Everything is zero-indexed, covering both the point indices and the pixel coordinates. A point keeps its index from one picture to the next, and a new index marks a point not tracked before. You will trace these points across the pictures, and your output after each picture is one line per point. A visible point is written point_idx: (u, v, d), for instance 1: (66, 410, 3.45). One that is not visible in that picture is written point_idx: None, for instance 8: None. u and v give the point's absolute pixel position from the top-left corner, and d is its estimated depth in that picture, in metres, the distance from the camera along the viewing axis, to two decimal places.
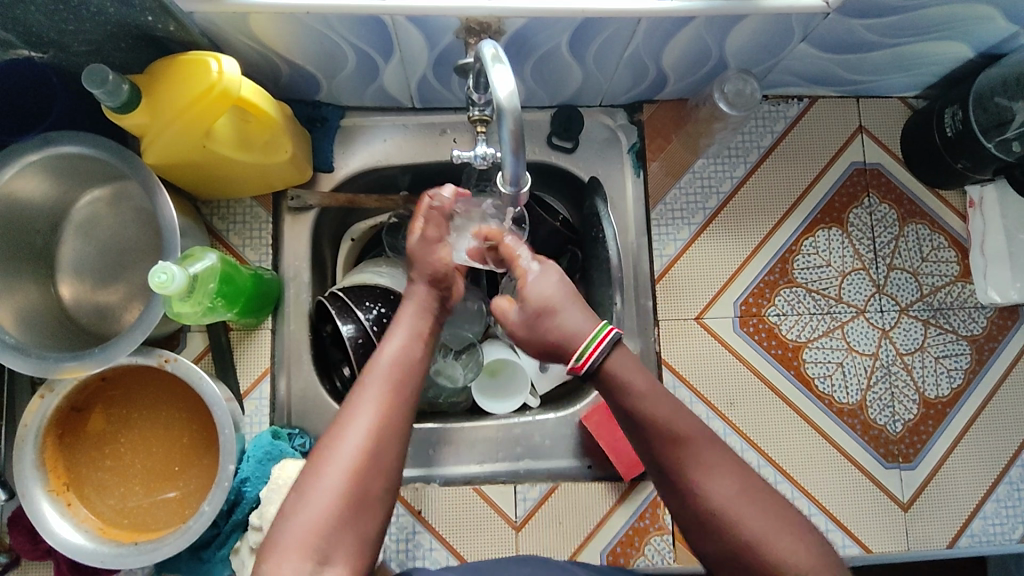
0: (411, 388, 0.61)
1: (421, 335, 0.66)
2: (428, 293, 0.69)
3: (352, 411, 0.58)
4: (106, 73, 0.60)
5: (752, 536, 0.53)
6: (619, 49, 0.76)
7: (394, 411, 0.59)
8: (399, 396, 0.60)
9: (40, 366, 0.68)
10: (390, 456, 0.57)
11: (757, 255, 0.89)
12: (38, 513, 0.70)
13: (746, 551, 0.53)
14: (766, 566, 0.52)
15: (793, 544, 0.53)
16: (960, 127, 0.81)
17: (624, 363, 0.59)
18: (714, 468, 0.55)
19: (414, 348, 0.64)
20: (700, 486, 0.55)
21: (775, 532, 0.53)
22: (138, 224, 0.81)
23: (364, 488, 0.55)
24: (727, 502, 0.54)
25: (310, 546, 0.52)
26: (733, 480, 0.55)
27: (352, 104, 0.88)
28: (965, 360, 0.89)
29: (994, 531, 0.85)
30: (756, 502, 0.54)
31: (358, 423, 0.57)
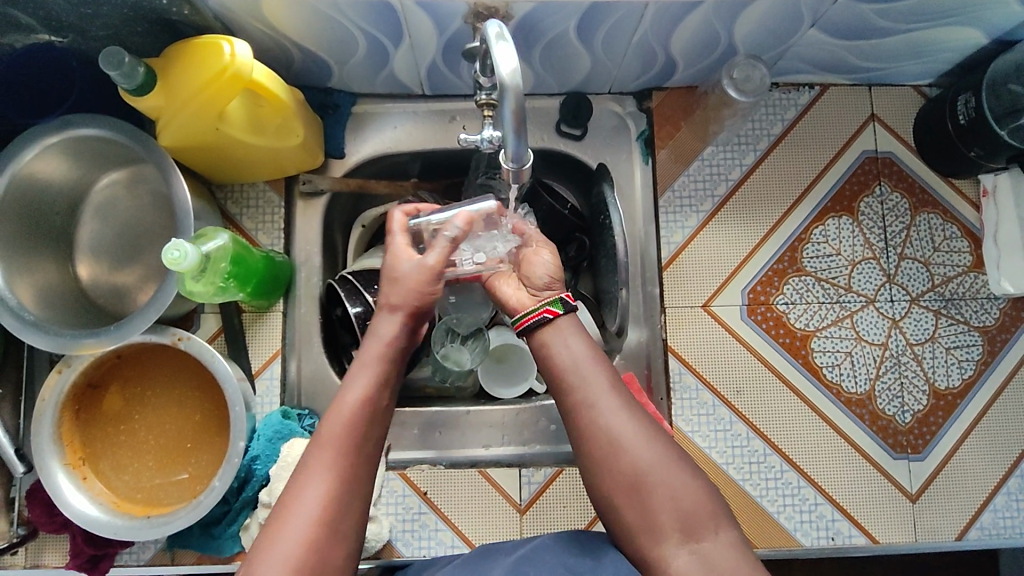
0: (358, 468, 0.56)
1: (378, 395, 0.59)
2: (397, 331, 0.61)
3: (303, 480, 0.54)
4: (122, 56, 0.62)
5: (642, 462, 0.57)
6: (627, 34, 0.76)
7: (334, 500, 0.54)
8: (345, 479, 0.55)
9: (58, 342, 0.70)
10: (344, 527, 0.54)
11: (766, 243, 0.89)
12: (54, 485, 0.72)
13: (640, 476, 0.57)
14: (661, 491, 0.56)
15: (688, 480, 0.57)
16: (972, 115, 0.80)
17: (562, 322, 0.64)
18: (622, 407, 0.60)
19: (364, 417, 0.57)
20: (607, 419, 0.59)
21: (667, 464, 0.57)
22: (154, 207, 0.82)
23: (319, 569, 0.52)
24: (628, 436, 0.58)
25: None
26: (636, 421, 0.59)
27: (363, 90, 0.89)
28: (976, 352, 0.88)
29: (1004, 525, 0.84)
30: (659, 441, 0.58)
31: (297, 517, 0.53)
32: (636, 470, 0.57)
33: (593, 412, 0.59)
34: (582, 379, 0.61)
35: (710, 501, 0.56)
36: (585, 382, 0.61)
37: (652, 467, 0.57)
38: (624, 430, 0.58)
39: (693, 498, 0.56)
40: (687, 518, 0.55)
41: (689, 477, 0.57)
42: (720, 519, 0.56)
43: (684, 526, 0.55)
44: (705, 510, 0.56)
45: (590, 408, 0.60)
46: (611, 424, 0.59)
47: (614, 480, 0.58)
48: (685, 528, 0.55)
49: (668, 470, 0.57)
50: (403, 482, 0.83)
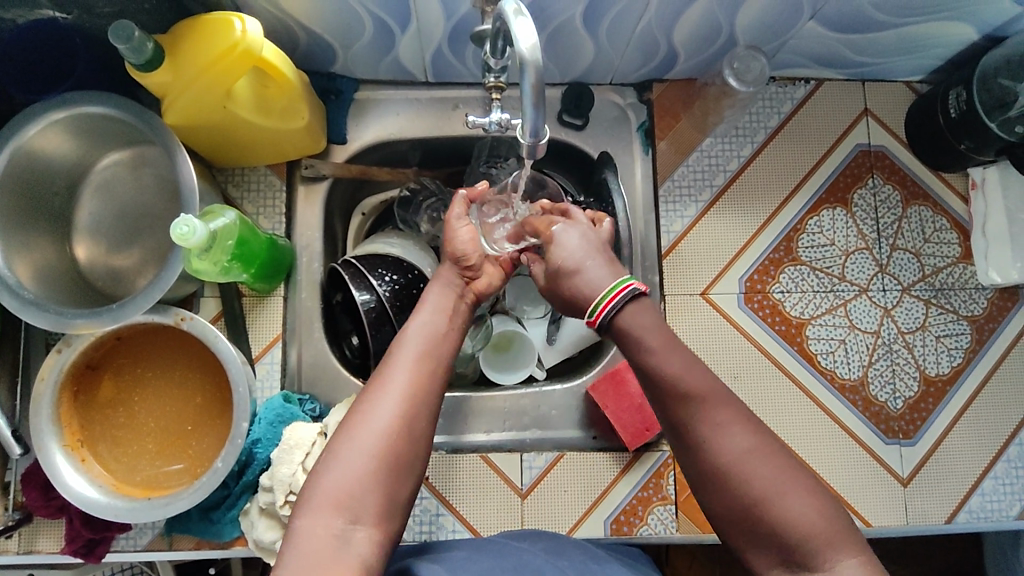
0: (438, 367, 0.63)
1: (443, 315, 0.69)
2: (453, 274, 0.74)
3: (384, 380, 0.60)
4: (132, 29, 0.61)
5: (759, 489, 0.55)
6: (632, 24, 0.77)
7: (422, 386, 0.61)
8: (428, 372, 0.62)
9: (59, 321, 0.69)
10: (420, 426, 0.59)
11: (763, 233, 0.91)
12: (53, 466, 0.71)
13: (758, 505, 0.55)
14: (777, 521, 0.54)
15: (802, 503, 0.54)
16: (963, 108, 0.82)
17: (639, 317, 0.63)
18: (729, 423, 0.58)
19: (436, 329, 0.67)
20: (714, 441, 0.57)
21: (786, 491, 0.55)
22: (155, 188, 0.82)
23: (398, 452, 0.57)
24: (738, 459, 0.56)
25: (342, 504, 0.53)
26: (750, 436, 0.57)
27: (366, 77, 0.89)
28: (965, 340, 0.90)
29: (992, 508, 0.86)
30: (771, 461, 0.56)
31: (392, 391, 0.59)
32: (749, 498, 0.55)
33: (703, 428, 0.58)
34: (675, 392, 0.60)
35: (825, 527, 0.53)
36: (670, 396, 0.60)
37: (771, 497, 0.54)
38: (740, 455, 0.56)
39: (811, 525, 0.53)
40: (792, 547, 0.54)
41: (806, 506, 0.54)
42: (832, 553, 0.53)
43: (797, 556, 0.53)
44: (817, 540, 0.53)
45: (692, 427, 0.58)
46: (727, 447, 0.57)
47: (726, 504, 0.56)
48: (788, 556, 0.54)
49: (784, 501, 0.54)
50: None
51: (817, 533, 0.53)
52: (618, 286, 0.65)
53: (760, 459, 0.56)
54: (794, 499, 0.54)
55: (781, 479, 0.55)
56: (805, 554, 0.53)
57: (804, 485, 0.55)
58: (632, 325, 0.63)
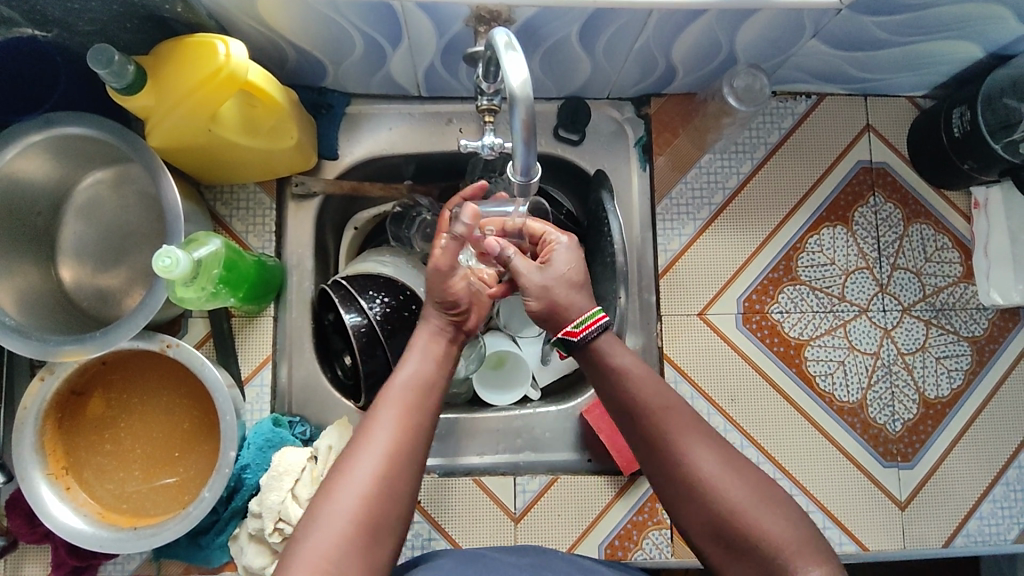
0: (426, 423, 0.61)
1: (432, 364, 0.65)
2: (439, 321, 0.69)
3: (368, 439, 0.58)
4: (112, 53, 0.59)
5: (733, 503, 0.54)
6: (629, 41, 0.75)
7: (409, 448, 0.58)
8: (411, 431, 0.59)
9: (40, 348, 0.67)
10: (404, 489, 0.57)
11: (762, 251, 0.89)
12: (37, 496, 0.70)
13: (730, 519, 0.54)
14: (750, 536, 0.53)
15: (775, 520, 0.54)
16: (967, 128, 0.80)
17: (612, 346, 0.64)
18: (699, 443, 0.57)
19: (424, 378, 0.64)
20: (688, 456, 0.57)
21: (760, 506, 0.54)
22: (141, 208, 0.80)
23: (380, 519, 0.55)
24: (711, 476, 0.56)
25: (321, 570, 0.51)
26: (718, 456, 0.57)
27: (358, 91, 0.87)
28: (965, 361, 0.89)
29: (990, 531, 0.86)
30: (743, 477, 0.56)
31: (374, 452, 0.57)
32: (723, 513, 0.55)
33: (674, 446, 0.58)
34: (641, 415, 0.60)
35: (792, 540, 0.53)
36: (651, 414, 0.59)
37: (743, 510, 0.54)
38: (711, 474, 0.56)
39: (783, 540, 0.53)
40: (768, 562, 0.52)
41: (778, 520, 0.54)
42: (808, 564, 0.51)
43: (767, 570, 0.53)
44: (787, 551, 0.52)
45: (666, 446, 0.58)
46: (700, 466, 0.56)
47: (701, 521, 0.56)
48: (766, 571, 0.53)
49: (755, 517, 0.54)
50: None
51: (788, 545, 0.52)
52: (591, 317, 0.64)
53: (730, 479, 0.56)
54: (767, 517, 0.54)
55: (751, 498, 0.55)
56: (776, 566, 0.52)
57: (776, 503, 0.55)
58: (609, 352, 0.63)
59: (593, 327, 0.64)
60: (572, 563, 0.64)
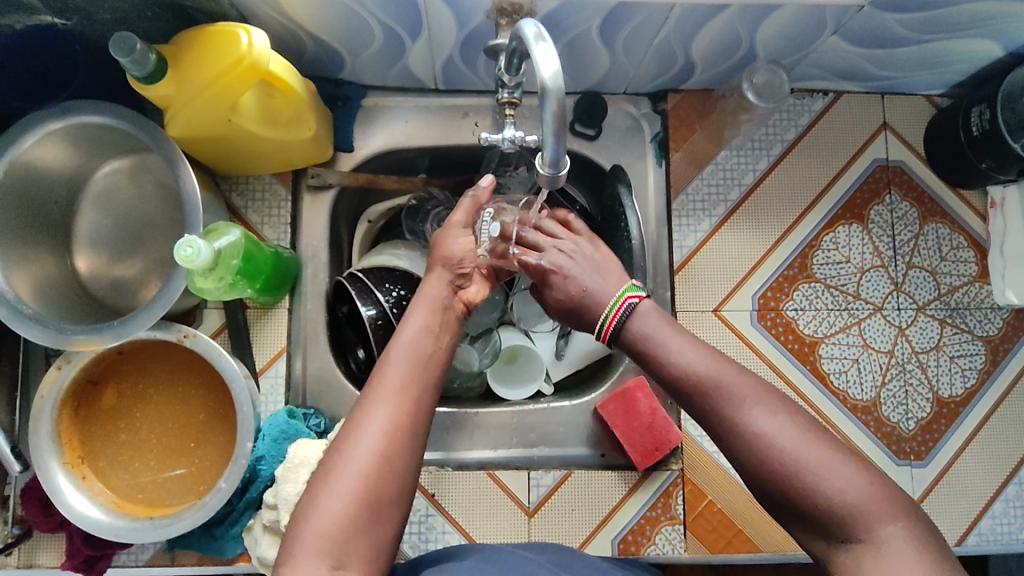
0: (424, 396, 0.61)
1: (429, 337, 0.65)
2: (441, 285, 0.70)
3: (365, 416, 0.58)
4: (134, 41, 0.59)
5: (796, 461, 0.51)
6: (650, 36, 0.75)
7: (406, 421, 0.58)
8: (408, 405, 0.59)
9: (58, 337, 0.67)
10: (404, 464, 0.57)
11: (778, 248, 0.89)
12: (53, 485, 0.70)
13: (793, 480, 0.51)
14: (817, 494, 0.50)
15: (841, 475, 0.50)
16: (986, 127, 0.80)
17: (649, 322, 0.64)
18: (752, 403, 0.54)
19: (421, 351, 0.63)
20: (742, 419, 0.54)
21: (822, 462, 0.51)
22: (157, 198, 0.80)
23: (380, 494, 0.55)
24: (767, 433, 0.53)
25: (324, 550, 0.51)
26: (775, 410, 0.54)
27: (375, 83, 0.87)
28: (979, 361, 0.89)
29: (1002, 531, 0.86)
30: (801, 433, 0.52)
31: (372, 429, 0.57)
32: (783, 473, 0.51)
33: (728, 409, 0.55)
34: (689, 382, 0.58)
35: (860, 495, 0.49)
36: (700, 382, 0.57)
37: (807, 466, 0.51)
38: (767, 431, 0.53)
39: (853, 495, 0.49)
40: (836, 522, 0.49)
41: (843, 474, 0.50)
42: (880, 519, 0.48)
43: (841, 529, 0.49)
44: (859, 507, 0.49)
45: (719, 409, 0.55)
46: (756, 425, 0.53)
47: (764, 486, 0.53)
48: (835, 531, 0.50)
49: (821, 473, 0.50)
50: None
51: (858, 500, 0.49)
52: (618, 300, 0.66)
53: (788, 433, 0.52)
54: (833, 471, 0.50)
55: (815, 452, 0.51)
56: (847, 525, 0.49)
57: (841, 456, 0.51)
58: (647, 330, 0.63)
59: (621, 312, 0.65)
60: (588, 559, 0.65)
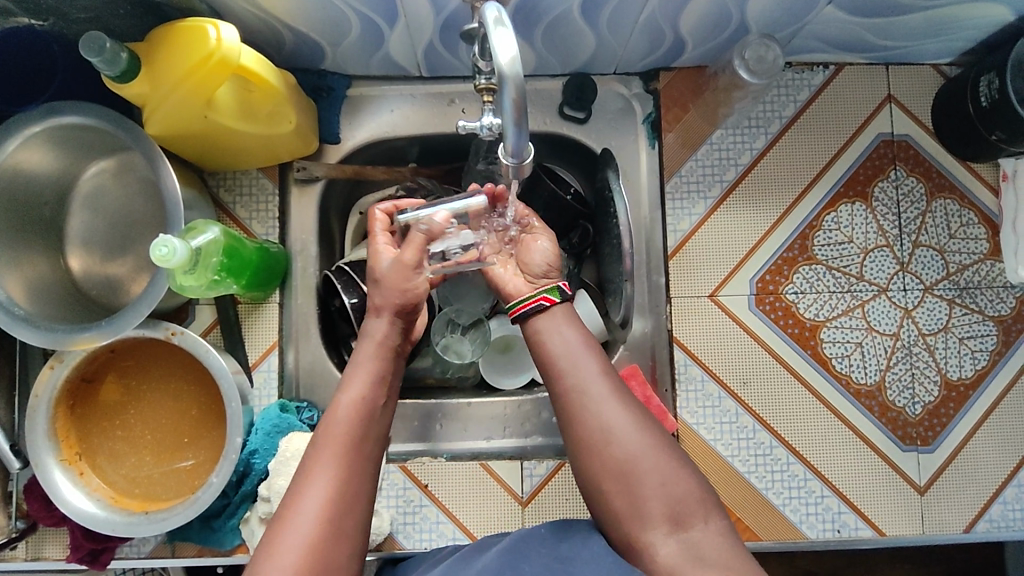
0: (368, 453, 0.60)
1: (376, 385, 0.64)
2: (392, 331, 0.68)
3: (305, 480, 0.56)
4: (103, 41, 0.59)
5: (637, 449, 0.58)
6: (634, 14, 0.73)
7: (349, 483, 0.57)
8: (354, 464, 0.58)
9: (50, 337, 0.68)
10: (349, 526, 0.56)
11: (777, 229, 0.86)
12: (52, 482, 0.71)
13: (630, 463, 0.58)
14: (650, 479, 0.57)
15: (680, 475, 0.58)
16: (995, 97, 0.76)
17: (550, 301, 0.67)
18: (613, 392, 0.61)
19: (366, 404, 0.62)
20: (593, 402, 0.60)
21: (662, 454, 0.58)
22: (145, 196, 0.80)
23: (326, 559, 0.53)
24: (617, 426, 0.59)
25: None
26: (628, 403, 0.61)
27: (359, 73, 0.86)
28: (991, 342, 0.85)
29: (1013, 517, 0.83)
30: (654, 432, 0.59)
31: (316, 492, 0.55)
32: (623, 458, 0.58)
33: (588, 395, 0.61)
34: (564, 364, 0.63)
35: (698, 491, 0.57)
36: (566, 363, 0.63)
37: (646, 454, 0.58)
38: (616, 418, 0.59)
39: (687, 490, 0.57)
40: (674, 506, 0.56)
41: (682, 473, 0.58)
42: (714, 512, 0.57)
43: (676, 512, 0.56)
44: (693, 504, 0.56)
45: (585, 399, 0.61)
46: (605, 410, 0.60)
47: (603, 468, 0.58)
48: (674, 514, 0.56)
49: (659, 464, 0.58)
50: (404, 475, 0.82)
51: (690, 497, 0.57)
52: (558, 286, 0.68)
53: (632, 422, 0.59)
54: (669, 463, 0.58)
55: (653, 443, 0.59)
56: (683, 509, 0.56)
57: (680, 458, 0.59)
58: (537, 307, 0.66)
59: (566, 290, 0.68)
60: None
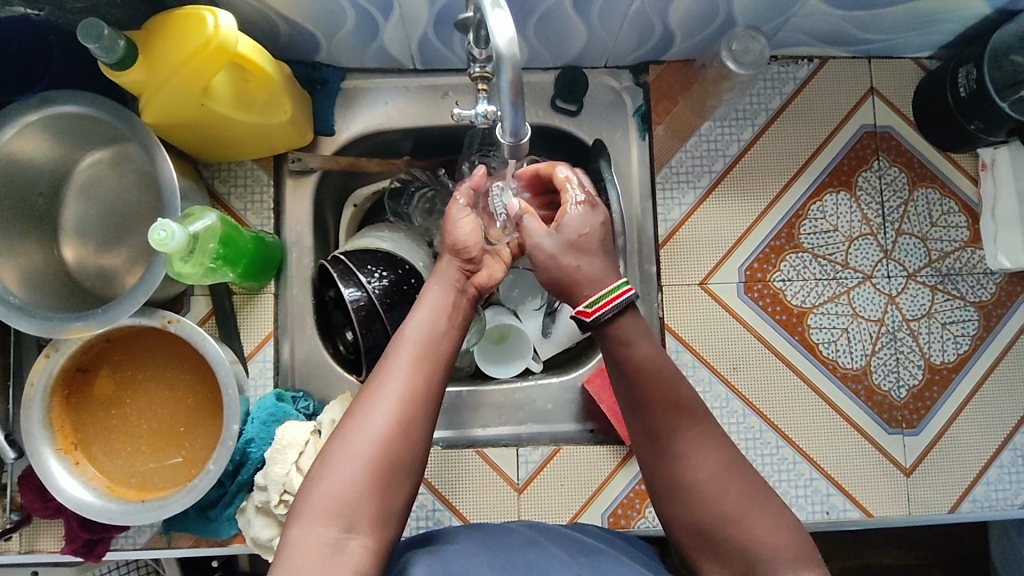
0: (442, 363, 0.61)
1: (444, 314, 0.63)
2: (453, 267, 0.68)
3: (381, 379, 0.58)
4: (102, 27, 0.59)
5: (727, 510, 0.57)
6: (624, 6, 0.74)
7: (422, 389, 0.58)
8: (428, 372, 0.59)
9: (46, 326, 0.68)
10: (418, 430, 0.57)
11: (765, 218, 0.88)
12: (47, 471, 0.71)
13: (718, 520, 0.57)
14: (737, 538, 0.56)
15: (765, 525, 0.56)
16: (973, 87, 0.78)
17: (631, 328, 0.62)
18: (703, 445, 0.59)
19: (437, 323, 0.63)
20: (685, 460, 0.59)
21: (750, 511, 0.57)
22: (140, 187, 0.80)
23: (394, 458, 0.55)
24: (712, 479, 0.58)
25: (335, 512, 0.52)
26: (721, 457, 0.59)
27: (353, 65, 0.87)
28: (972, 327, 0.87)
29: (996, 497, 0.85)
30: (744, 481, 0.58)
31: (389, 393, 0.57)
32: (713, 516, 0.57)
33: (681, 443, 0.59)
34: (658, 407, 0.60)
35: (786, 542, 0.56)
36: (655, 398, 0.61)
37: (735, 515, 0.57)
38: (710, 474, 0.58)
39: (772, 543, 0.56)
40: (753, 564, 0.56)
41: (769, 527, 0.56)
42: (797, 568, 0.55)
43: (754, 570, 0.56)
44: (777, 556, 0.55)
45: (671, 451, 0.59)
46: (699, 466, 0.58)
47: (689, 520, 0.58)
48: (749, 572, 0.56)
49: (746, 521, 0.56)
50: None
51: (777, 551, 0.55)
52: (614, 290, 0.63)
53: (727, 479, 0.58)
54: (757, 521, 0.56)
55: (743, 501, 0.57)
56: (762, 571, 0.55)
57: (769, 506, 0.57)
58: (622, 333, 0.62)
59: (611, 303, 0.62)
60: (572, 536, 0.64)
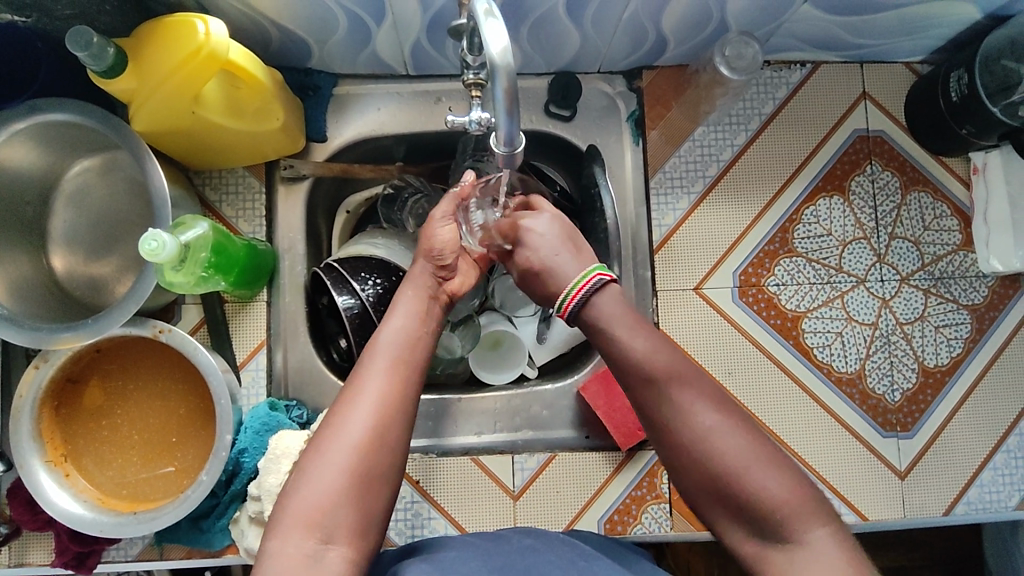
0: (415, 372, 0.61)
1: (417, 319, 0.65)
2: (426, 275, 0.70)
3: (355, 391, 0.58)
4: (90, 35, 0.59)
5: (735, 464, 0.53)
6: (618, 11, 0.74)
7: (396, 398, 0.58)
8: (402, 382, 0.59)
9: (34, 337, 0.67)
10: (394, 439, 0.56)
11: (759, 222, 0.88)
12: (37, 484, 0.70)
13: (727, 476, 0.53)
14: (746, 492, 0.52)
15: (773, 478, 0.52)
16: (965, 91, 0.78)
17: (608, 305, 0.61)
18: (700, 401, 0.55)
19: (410, 332, 0.63)
20: (684, 417, 0.55)
21: (758, 464, 0.53)
22: (130, 195, 0.80)
23: (371, 467, 0.55)
24: (717, 430, 0.54)
25: (314, 523, 0.52)
26: (718, 413, 0.55)
27: (345, 71, 0.86)
28: (965, 329, 0.88)
29: (990, 499, 0.85)
30: (745, 435, 0.54)
31: (364, 403, 0.57)
32: (719, 473, 0.53)
33: (675, 405, 0.55)
34: (642, 372, 0.57)
35: (799, 491, 0.52)
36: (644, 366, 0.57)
37: (743, 469, 0.52)
38: (710, 430, 0.54)
39: (785, 494, 0.52)
40: (768, 520, 0.52)
41: (779, 477, 0.52)
42: (810, 519, 0.51)
43: (769, 527, 0.52)
44: (789, 506, 0.51)
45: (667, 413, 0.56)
46: (700, 420, 0.54)
47: (698, 484, 0.54)
48: (766, 529, 0.52)
49: (755, 475, 0.52)
50: None
51: (790, 502, 0.51)
52: (583, 278, 0.62)
53: (728, 433, 0.54)
54: (765, 473, 0.52)
55: (749, 450, 0.53)
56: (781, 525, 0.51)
57: (774, 458, 0.53)
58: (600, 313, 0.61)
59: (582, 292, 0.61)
60: (569, 543, 0.64)
